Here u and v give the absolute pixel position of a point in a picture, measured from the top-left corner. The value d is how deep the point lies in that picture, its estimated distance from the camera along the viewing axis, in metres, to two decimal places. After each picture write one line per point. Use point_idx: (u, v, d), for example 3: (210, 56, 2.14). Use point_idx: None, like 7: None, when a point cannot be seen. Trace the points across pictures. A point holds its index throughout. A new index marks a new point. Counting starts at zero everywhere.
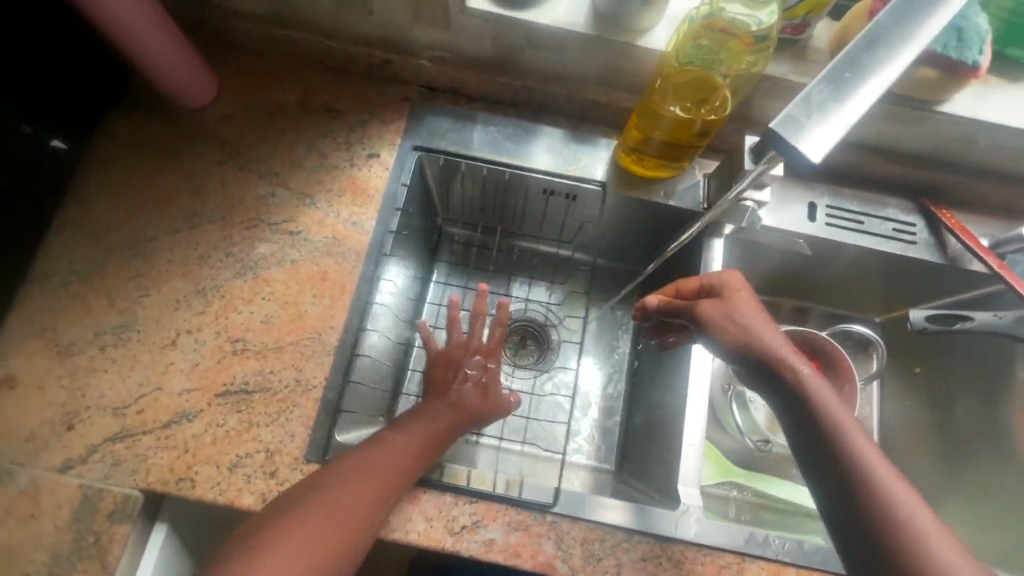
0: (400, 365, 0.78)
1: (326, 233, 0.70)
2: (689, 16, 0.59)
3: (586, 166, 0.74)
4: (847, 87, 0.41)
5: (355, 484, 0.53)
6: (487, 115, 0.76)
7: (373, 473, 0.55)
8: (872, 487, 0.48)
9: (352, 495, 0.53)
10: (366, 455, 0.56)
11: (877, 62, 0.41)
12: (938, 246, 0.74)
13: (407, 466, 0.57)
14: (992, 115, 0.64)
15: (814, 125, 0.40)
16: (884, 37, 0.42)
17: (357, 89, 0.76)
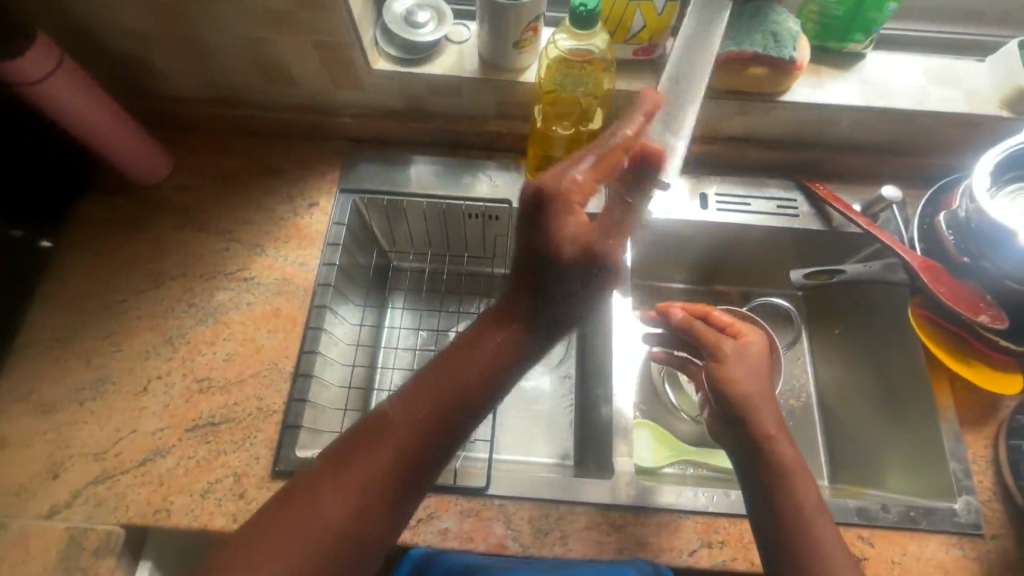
0: (365, 389, 0.86)
1: (277, 276, 0.78)
2: (551, 51, 0.70)
3: (502, 187, 0.84)
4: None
5: (396, 425, 0.52)
6: (410, 156, 0.86)
7: (417, 410, 0.53)
8: (798, 517, 0.54)
9: (396, 437, 0.52)
10: (415, 394, 0.54)
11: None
12: (819, 215, 0.83)
13: (460, 396, 0.54)
14: (828, 98, 0.75)
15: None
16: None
17: (298, 151, 0.87)
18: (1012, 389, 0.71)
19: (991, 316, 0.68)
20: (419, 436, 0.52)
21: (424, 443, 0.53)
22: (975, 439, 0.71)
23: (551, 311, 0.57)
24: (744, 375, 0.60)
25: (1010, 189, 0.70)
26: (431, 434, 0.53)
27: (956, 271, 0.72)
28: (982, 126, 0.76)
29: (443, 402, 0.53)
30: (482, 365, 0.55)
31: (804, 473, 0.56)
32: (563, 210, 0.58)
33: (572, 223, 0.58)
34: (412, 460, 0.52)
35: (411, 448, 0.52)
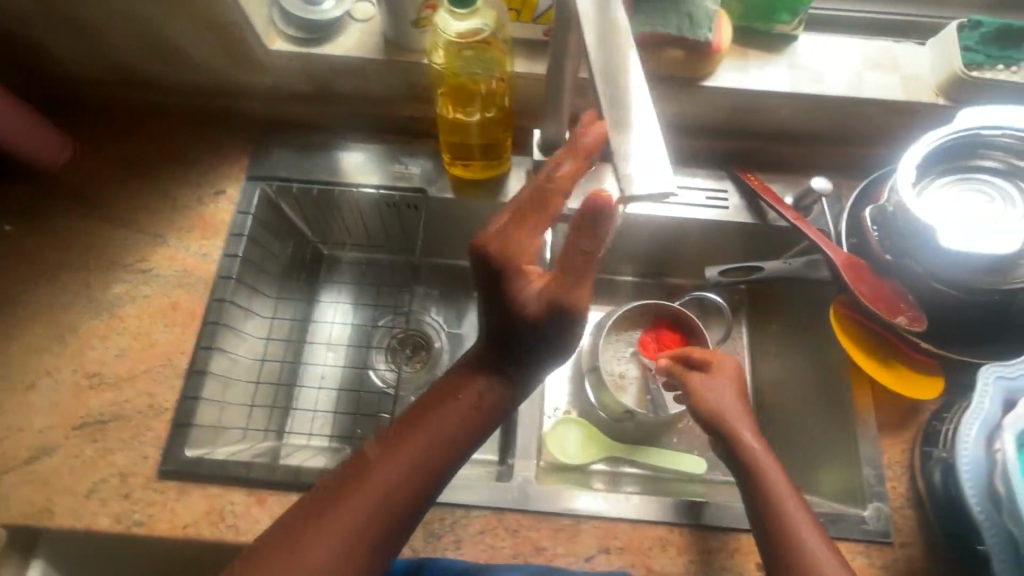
0: (288, 385, 0.85)
1: (177, 267, 0.75)
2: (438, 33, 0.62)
3: (417, 175, 0.80)
4: (638, 147, 0.42)
5: (376, 477, 0.48)
6: (324, 141, 0.82)
7: (396, 461, 0.49)
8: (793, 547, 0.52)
9: (374, 488, 0.48)
10: (395, 443, 0.50)
11: (638, 113, 0.43)
12: (751, 208, 0.79)
13: (444, 446, 0.50)
14: (754, 83, 0.70)
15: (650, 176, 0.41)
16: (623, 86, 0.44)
17: (205, 132, 0.82)
18: (932, 394, 0.68)
19: (909, 318, 0.65)
20: (399, 489, 0.48)
21: (404, 497, 0.48)
22: (892, 444, 0.69)
23: (527, 370, 0.52)
24: (734, 407, 0.62)
25: (935, 185, 0.66)
26: (411, 487, 0.49)
27: (879, 269, 0.69)
28: (917, 114, 0.72)
29: (426, 450, 0.50)
30: (467, 411, 0.51)
31: (793, 498, 0.55)
32: (513, 263, 0.49)
33: (529, 285, 0.50)
34: (391, 515, 0.48)
35: (391, 502, 0.48)
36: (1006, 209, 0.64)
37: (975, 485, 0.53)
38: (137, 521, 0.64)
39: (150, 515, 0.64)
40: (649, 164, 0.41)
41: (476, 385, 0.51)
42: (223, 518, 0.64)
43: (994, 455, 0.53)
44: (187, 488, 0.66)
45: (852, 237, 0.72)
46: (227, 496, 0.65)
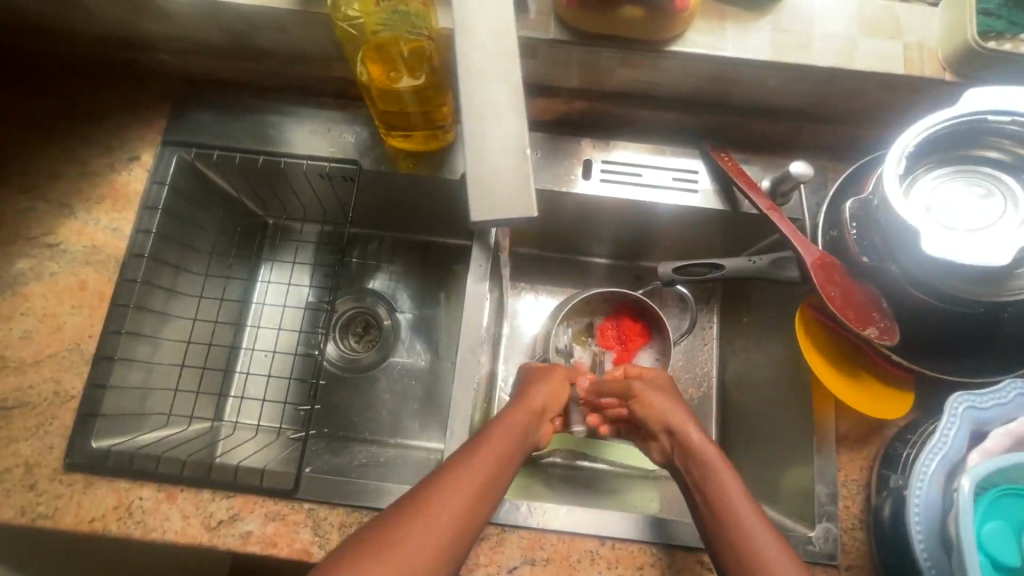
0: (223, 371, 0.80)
1: (86, 243, 0.69)
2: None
3: (352, 144, 0.72)
4: (494, 159, 0.39)
5: (487, 447, 0.52)
6: (250, 102, 0.74)
7: (498, 437, 0.54)
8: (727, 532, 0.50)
9: (487, 457, 0.51)
10: (490, 430, 0.55)
11: (505, 110, 0.39)
12: (721, 191, 0.71)
13: (524, 434, 0.57)
14: (731, 48, 0.60)
15: (501, 196, 0.38)
16: (487, 76, 0.40)
17: (116, 90, 0.73)
18: (899, 413, 0.61)
19: (881, 330, 0.58)
20: (505, 462, 0.53)
21: (507, 469, 0.52)
22: (851, 460, 0.63)
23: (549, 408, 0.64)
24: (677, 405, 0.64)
25: (929, 177, 0.58)
26: (510, 461, 0.53)
27: (854, 273, 0.61)
28: (919, 89, 0.62)
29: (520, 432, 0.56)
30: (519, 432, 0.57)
31: (721, 472, 0.54)
32: (542, 378, 0.68)
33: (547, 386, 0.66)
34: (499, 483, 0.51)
35: (497, 470, 0.51)
36: (1007, 210, 0.55)
37: (924, 528, 0.48)
38: (41, 514, 0.61)
39: (55, 509, 0.61)
40: (503, 182, 0.38)
41: (535, 397, 0.63)
42: (131, 514, 0.61)
43: (951, 496, 0.47)
44: (94, 482, 0.62)
45: (831, 230, 0.64)
46: (135, 491, 0.62)
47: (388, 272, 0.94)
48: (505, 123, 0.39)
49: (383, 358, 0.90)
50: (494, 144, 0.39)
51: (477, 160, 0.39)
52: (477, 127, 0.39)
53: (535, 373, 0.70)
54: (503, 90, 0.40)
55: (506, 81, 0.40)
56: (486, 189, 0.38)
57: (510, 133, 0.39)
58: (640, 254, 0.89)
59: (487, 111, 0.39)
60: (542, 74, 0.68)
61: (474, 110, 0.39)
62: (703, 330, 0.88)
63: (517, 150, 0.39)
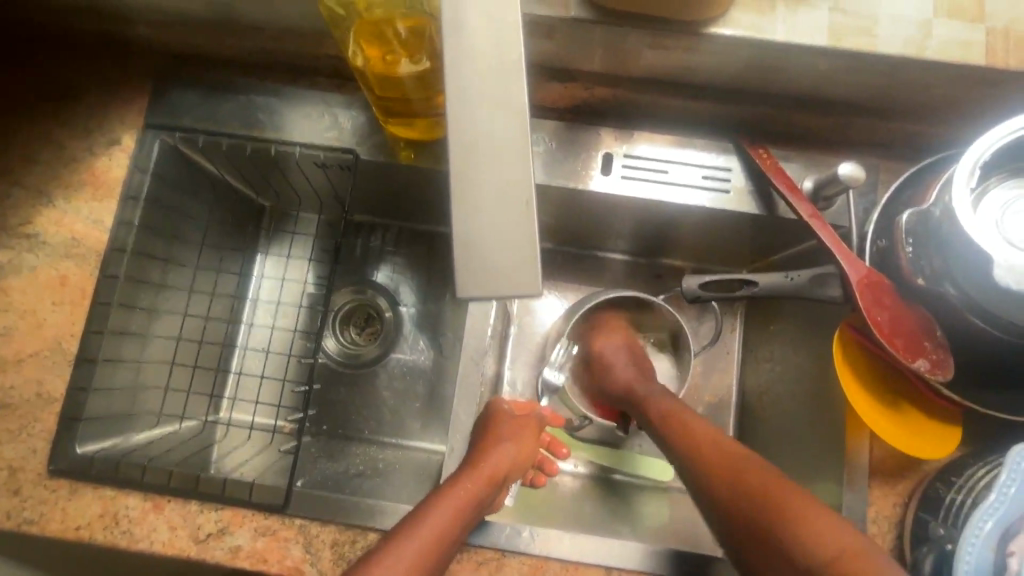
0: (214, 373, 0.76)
1: (65, 235, 0.64)
2: None
3: (348, 131, 0.66)
4: (492, 213, 0.33)
5: (418, 535, 0.49)
6: (238, 82, 0.67)
7: (452, 502, 0.53)
8: (738, 519, 0.49)
9: (417, 544, 0.48)
10: (433, 508, 0.52)
11: (506, 152, 0.33)
12: (756, 192, 0.64)
13: (473, 507, 0.54)
14: (779, 31, 0.52)
15: (497, 263, 0.33)
16: (485, 106, 0.33)
17: (95, 66, 0.68)
18: (943, 451, 0.56)
19: (932, 363, 0.52)
20: (438, 550, 0.49)
21: (440, 556, 0.49)
22: (884, 496, 0.58)
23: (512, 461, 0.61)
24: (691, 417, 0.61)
25: (1003, 187, 0.51)
26: (446, 548, 0.50)
27: (905, 294, 0.54)
28: (996, 83, 0.53)
29: (465, 505, 0.53)
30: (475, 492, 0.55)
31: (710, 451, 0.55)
32: (513, 437, 0.63)
33: (513, 443, 0.62)
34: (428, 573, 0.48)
35: (426, 563, 0.48)
36: None
37: None
38: (27, 519, 0.58)
39: (41, 515, 0.58)
40: (501, 243, 0.33)
41: (503, 449, 0.61)
42: (118, 523, 0.59)
43: (1006, 563, 0.42)
44: (79, 489, 0.59)
45: (879, 240, 0.57)
46: (121, 500, 0.59)
47: (391, 263, 0.89)
48: (505, 168, 0.33)
49: (384, 355, 0.86)
50: (489, 192, 0.33)
51: (468, 214, 0.33)
52: (468, 171, 0.33)
53: (505, 418, 0.64)
54: (504, 122, 0.33)
55: (511, 112, 0.33)
56: (480, 251, 0.33)
57: (510, 179, 0.33)
58: (660, 253, 0.83)
59: (484, 151, 0.33)
60: (560, 55, 0.60)
61: (464, 147, 0.33)
62: (725, 336, 0.82)
63: (518, 200, 0.33)
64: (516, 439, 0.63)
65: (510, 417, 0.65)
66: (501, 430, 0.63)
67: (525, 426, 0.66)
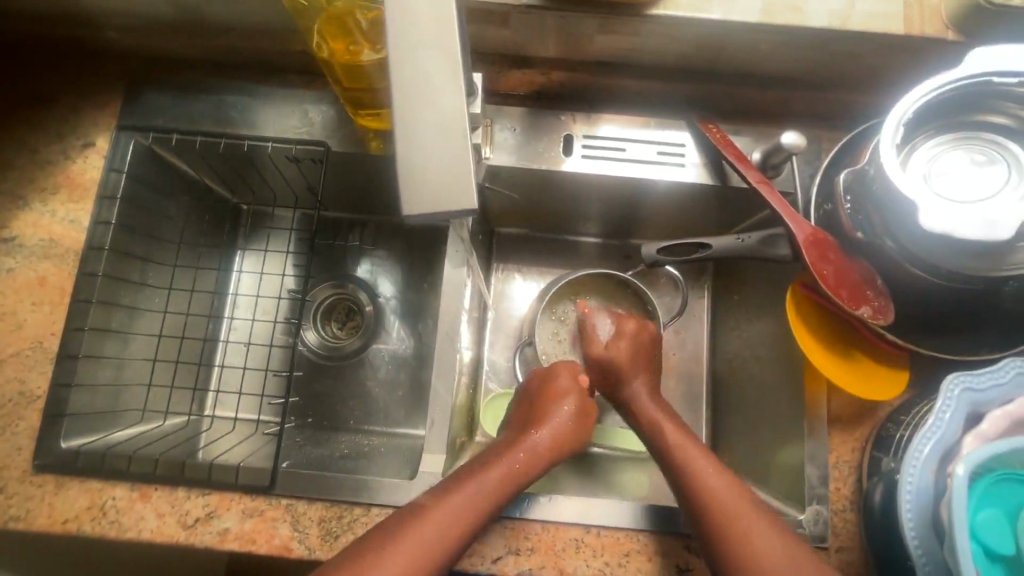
0: (196, 369, 0.78)
1: (43, 237, 0.65)
2: None
3: (318, 124, 0.69)
4: (430, 140, 0.37)
5: (450, 505, 0.52)
6: (209, 82, 0.70)
7: (496, 475, 0.56)
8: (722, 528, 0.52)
9: (449, 515, 0.51)
10: (468, 479, 0.55)
11: (441, 87, 0.37)
12: (708, 164, 0.67)
13: (514, 483, 0.57)
14: (716, 9, 0.56)
15: (437, 185, 0.37)
16: (421, 46, 0.37)
17: (66, 72, 0.69)
18: (892, 394, 0.59)
19: (875, 309, 0.56)
20: (470, 525, 0.52)
21: (472, 530, 0.52)
22: (843, 442, 0.61)
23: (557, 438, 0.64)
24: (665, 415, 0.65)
25: (928, 146, 0.55)
26: (479, 521, 0.53)
27: (848, 248, 0.58)
28: (916, 51, 0.58)
29: (506, 478, 0.56)
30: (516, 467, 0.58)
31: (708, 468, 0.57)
32: (564, 411, 0.66)
33: (561, 416, 0.65)
34: (458, 544, 0.51)
35: (456, 536, 0.51)
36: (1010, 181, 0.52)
37: (915, 515, 0.45)
38: (13, 516, 0.59)
39: (27, 511, 0.59)
40: (439, 168, 0.37)
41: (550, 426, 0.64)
42: (105, 514, 0.59)
43: (944, 482, 0.45)
44: (65, 483, 0.60)
45: (824, 203, 0.61)
46: (108, 491, 0.60)
47: (370, 257, 0.91)
48: (441, 102, 0.37)
49: (366, 346, 0.87)
50: (429, 125, 0.37)
51: (408, 140, 0.36)
52: (408, 103, 0.37)
53: (564, 396, 0.67)
54: (440, 61, 0.37)
55: (444, 52, 0.37)
56: (420, 177, 0.37)
57: (447, 111, 0.37)
58: (628, 233, 0.86)
59: (421, 87, 0.37)
60: (517, 42, 0.64)
61: (403, 82, 0.37)
62: (693, 309, 0.86)
63: (455, 130, 0.37)
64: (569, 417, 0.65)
65: (563, 387, 0.68)
66: (553, 410, 0.65)
67: (580, 402, 0.67)
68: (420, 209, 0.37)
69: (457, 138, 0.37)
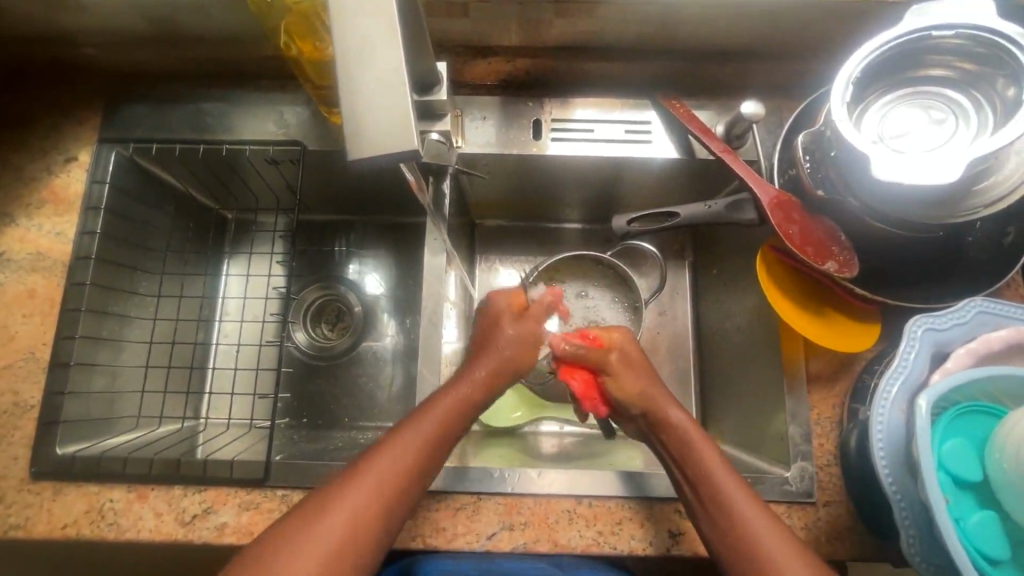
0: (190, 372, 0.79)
1: (30, 250, 0.67)
2: None
3: (294, 125, 0.71)
4: (373, 99, 0.39)
5: (388, 460, 0.50)
6: (187, 92, 0.72)
7: (443, 410, 0.56)
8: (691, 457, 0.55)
9: (381, 474, 0.49)
10: (412, 424, 0.54)
11: (382, 50, 0.39)
12: (675, 138, 0.69)
13: (463, 414, 0.57)
14: None
15: (381, 136, 0.38)
16: (361, 14, 0.39)
17: (48, 91, 0.71)
18: (867, 345, 0.61)
19: (840, 264, 0.58)
20: (421, 465, 0.52)
21: (417, 472, 0.51)
22: (823, 399, 0.63)
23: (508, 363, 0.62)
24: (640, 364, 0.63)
25: (879, 105, 0.57)
26: (434, 455, 0.53)
27: (812, 209, 0.60)
28: (861, 15, 0.60)
29: (457, 411, 0.56)
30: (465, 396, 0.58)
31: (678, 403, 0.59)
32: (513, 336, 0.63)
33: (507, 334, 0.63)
34: (403, 491, 0.50)
35: (408, 477, 0.51)
36: (958, 129, 0.55)
37: (888, 454, 0.47)
38: (13, 525, 0.60)
39: (26, 519, 0.60)
40: (381, 120, 0.39)
41: (495, 352, 0.62)
42: (104, 517, 0.60)
43: (913, 420, 0.46)
44: (63, 488, 0.61)
45: (789, 169, 0.63)
46: (106, 494, 0.61)
47: (358, 257, 0.92)
48: (382, 61, 0.39)
49: (356, 344, 0.89)
50: (371, 83, 0.39)
51: (354, 101, 0.38)
52: (351, 65, 0.39)
53: (504, 326, 0.64)
54: (379, 26, 0.39)
55: (382, 17, 0.39)
56: (365, 131, 0.39)
57: (388, 71, 0.39)
58: (606, 216, 0.88)
59: (364, 51, 0.39)
60: (480, 32, 0.66)
61: (347, 46, 0.39)
62: (676, 286, 0.88)
63: (397, 89, 0.39)
64: (512, 346, 0.63)
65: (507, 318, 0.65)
66: (492, 341, 0.63)
67: (520, 328, 0.64)
68: (366, 159, 0.38)
69: (398, 95, 0.39)
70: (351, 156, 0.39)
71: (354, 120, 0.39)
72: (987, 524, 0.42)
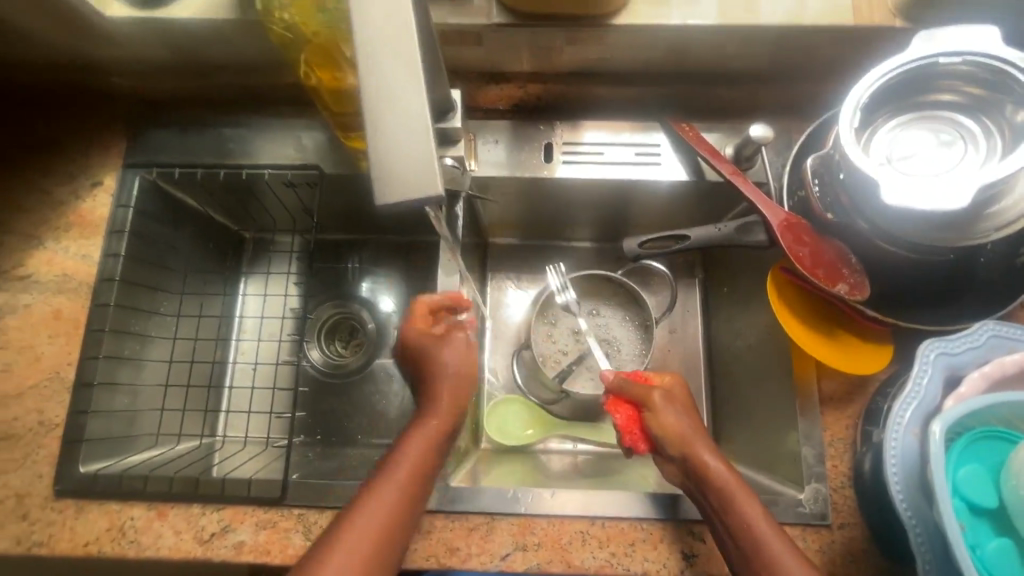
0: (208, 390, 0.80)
1: (57, 273, 0.69)
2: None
3: (311, 149, 0.73)
4: (398, 140, 0.40)
5: (374, 506, 0.51)
6: (209, 117, 0.74)
7: (418, 441, 0.56)
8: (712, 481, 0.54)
9: (369, 524, 0.50)
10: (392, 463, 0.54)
11: (406, 92, 0.40)
12: (685, 160, 0.70)
13: (437, 447, 0.57)
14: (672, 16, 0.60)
15: (406, 176, 0.40)
16: (385, 57, 0.40)
17: (76, 118, 0.74)
18: (879, 368, 0.61)
19: (851, 286, 0.58)
20: (407, 503, 0.53)
21: (407, 512, 0.52)
22: (836, 420, 0.63)
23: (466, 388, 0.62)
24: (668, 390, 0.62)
25: (889, 128, 0.57)
26: (418, 492, 0.54)
27: (822, 230, 0.60)
28: (866, 40, 0.62)
29: (431, 445, 0.57)
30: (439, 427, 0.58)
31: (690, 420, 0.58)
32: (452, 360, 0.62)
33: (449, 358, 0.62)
34: (395, 530, 0.51)
35: (400, 515, 0.52)
36: (967, 152, 0.55)
37: (902, 476, 0.47)
38: (36, 542, 0.61)
39: (49, 536, 0.61)
40: (407, 160, 0.40)
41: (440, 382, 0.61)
42: (125, 534, 0.61)
43: (926, 444, 0.47)
44: (85, 506, 0.62)
45: (798, 191, 0.64)
46: (127, 512, 0.62)
47: (371, 275, 0.93)
48: (407, 103, 0.40)
49: (369, 361, 0.89)
50: (396, 124, 0.40)
51: (381, 142, 0.40)
52: (377, 107, 0.40)
53: (436, 351, 0.62)
54: (403, 67, 0.40)
55: (404, 60, 0.40)
56: (391, 171, 0.40)
57: (411, 112, 0.40)
58: (615, 235, 0.89)
59: (389, 94, 0.40)
60: (493, 59, 0.68)
61: (372, 89, 0.40)
62: (686, 304, 0.88)
63: (421, 130, 0.40)
64: (456, 370, 0.62)
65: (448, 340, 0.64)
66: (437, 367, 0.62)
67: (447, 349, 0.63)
68: (393, 199, 0.40)
69: (422, 136, 0.40)
70: (378, 195, 0.40)
71: (381, 160, 0.40)
72: (1004, 552, 0.42)
